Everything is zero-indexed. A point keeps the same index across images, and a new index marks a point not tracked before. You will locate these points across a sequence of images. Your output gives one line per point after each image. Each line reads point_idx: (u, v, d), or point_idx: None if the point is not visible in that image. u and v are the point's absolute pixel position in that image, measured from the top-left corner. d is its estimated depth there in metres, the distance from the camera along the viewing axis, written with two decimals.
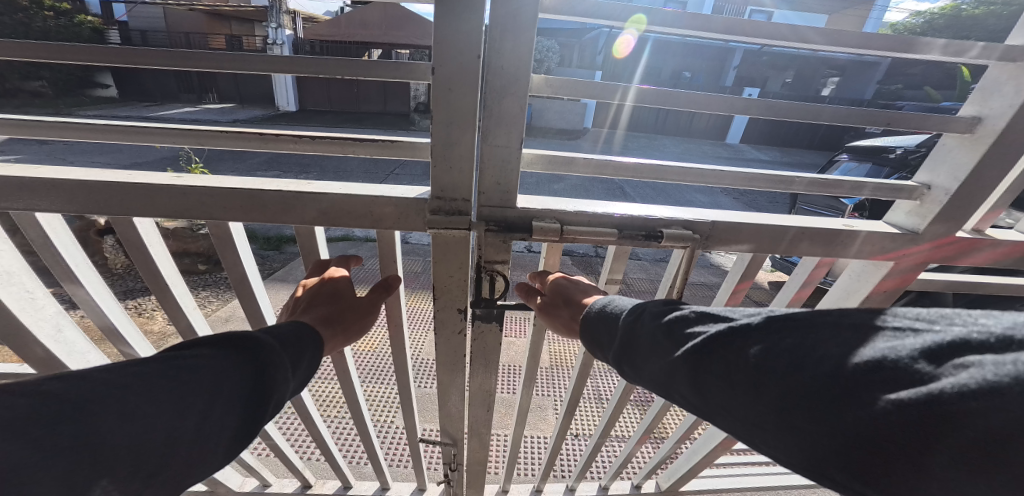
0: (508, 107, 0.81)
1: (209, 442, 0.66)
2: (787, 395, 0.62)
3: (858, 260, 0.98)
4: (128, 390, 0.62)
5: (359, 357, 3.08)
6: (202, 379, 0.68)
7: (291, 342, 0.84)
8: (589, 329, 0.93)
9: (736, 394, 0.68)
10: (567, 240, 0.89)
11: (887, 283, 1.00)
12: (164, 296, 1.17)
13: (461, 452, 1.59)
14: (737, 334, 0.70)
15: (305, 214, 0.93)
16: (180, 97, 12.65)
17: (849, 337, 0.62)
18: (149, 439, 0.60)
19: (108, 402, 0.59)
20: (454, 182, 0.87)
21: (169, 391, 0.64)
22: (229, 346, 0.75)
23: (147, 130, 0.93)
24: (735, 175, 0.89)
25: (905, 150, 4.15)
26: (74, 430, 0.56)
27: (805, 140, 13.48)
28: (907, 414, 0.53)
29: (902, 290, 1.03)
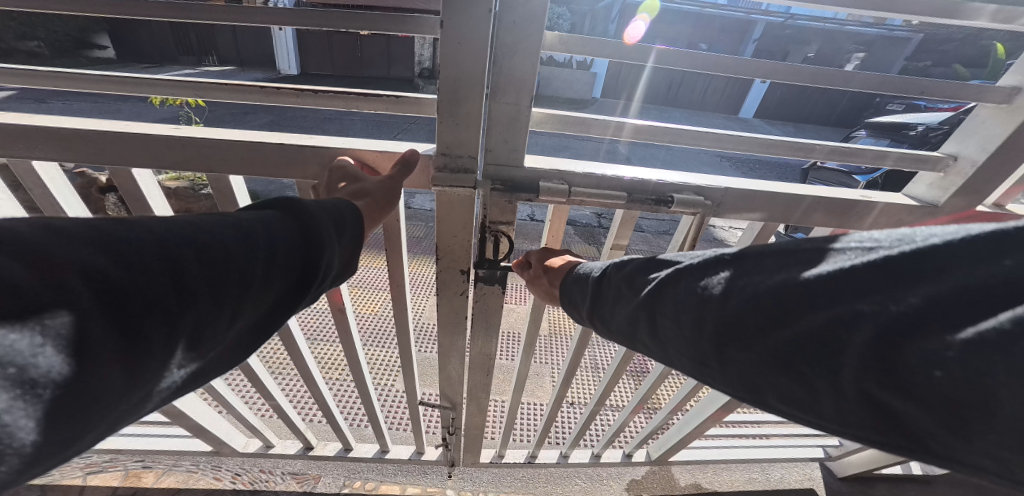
0: (518, 62, 0.77)
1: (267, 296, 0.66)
2: (716, 331, 0.65)
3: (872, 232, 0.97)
4: (190, 265, 0.56)
5: (361, 320, 3.11)
6: (260, 269, 0.63)
7: (327, 209, 0.77)
8: (568, 290, 0.99)
9: (681, 337, 0.71)
10: (573, 202, 0.87)
11: None
12: None
13: (460, 416, 1.62)
14: (679, 277, 0.74)
15: (308, 168, 0.90)
16: (179, 59, 12.30)
17: (764, 267, 0.64)
18: (219, 287, 0.58)
19: (170, 249, 0.55)
20: (459, 139, 0.84)
21: (224, 243, 0.60)
22: (280, 229, 0.68)
23: (142, 81, 0.89)
24: (753, 141, 0.86)
25: (928, 127, 4.06)
26: (148, 274, 0.52)
27: (818, 120, 13.17)
28: (810, 333, 0.56)
29: None
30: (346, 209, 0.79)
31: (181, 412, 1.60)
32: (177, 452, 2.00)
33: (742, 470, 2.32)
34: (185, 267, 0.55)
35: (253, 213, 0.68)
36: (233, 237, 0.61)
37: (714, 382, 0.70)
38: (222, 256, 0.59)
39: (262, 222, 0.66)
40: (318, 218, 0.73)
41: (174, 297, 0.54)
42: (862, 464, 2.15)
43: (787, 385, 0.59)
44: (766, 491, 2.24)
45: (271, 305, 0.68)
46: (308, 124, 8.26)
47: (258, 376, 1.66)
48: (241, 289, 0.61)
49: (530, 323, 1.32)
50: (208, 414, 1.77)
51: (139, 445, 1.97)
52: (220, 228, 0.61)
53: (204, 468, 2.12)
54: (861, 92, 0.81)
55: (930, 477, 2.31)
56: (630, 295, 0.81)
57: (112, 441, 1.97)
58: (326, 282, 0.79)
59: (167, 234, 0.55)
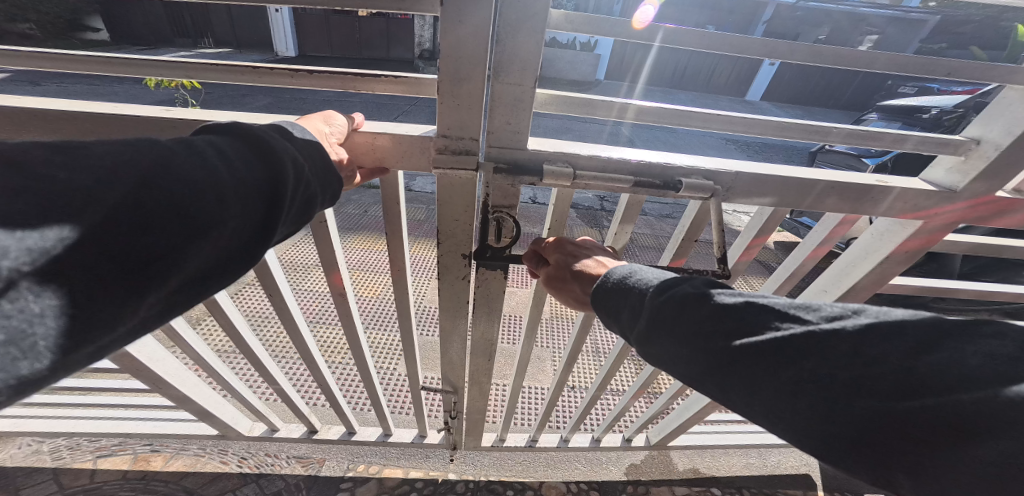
0: (523, 39, 0.73)
1: (249, 216, 0.68)
2: (746, 365, 0.68)
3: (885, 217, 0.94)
4: (156, 183, 0.60)
5: (363, 304, 3.11)
6: (230, 191, 0.65)
7: (304, 148, 0.75)
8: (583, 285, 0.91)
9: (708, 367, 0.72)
10: (578, 186, 0.85)
11: (913, 242, 0.96)
12: None
13: (461, 400, 1.62)
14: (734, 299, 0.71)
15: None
16: (174, 40, 12.07)
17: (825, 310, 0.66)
18: (190, 200, 0.62)
19: (134, 168, 0.59)
20: (460, 119, 0.81)
21: (187, 165, 0.63)
22: (234, 153, 0.69)
23: (130, 60, 0.85)
24: (767, 123, 0.82)
25: (941, 110, 3.97)
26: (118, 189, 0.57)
27: (825, 104, 12.97)
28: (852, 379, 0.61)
29: (926, 250, 1.00)
30: (312, 147, 0.76)
31: (185, 396, 1.60)
32: (183, 436, 2.02)
33: (740, 454, 2.35)
34: (139, 185, 0.59)
35: (217, 144, 0.69)
36: (194, 162, 0.63)
37: (724, 402, 0.73)
38: (187, 179, 0.62)
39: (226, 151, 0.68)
40: (275, 140, 0.71)
41: (133, 216, 0.58)
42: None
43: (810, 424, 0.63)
44: (763, 474, 2.27)
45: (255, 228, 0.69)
46: (306, 106, 8.13)
47: (260, 360, 1.66)
48: (202, 220, 0.62)
49: (532, 309, 1.31)
50: (213, 398, 1.77)
51: (146, 428, 1.99)
52: (167, 149, 0.62)
53: (211, 452, 2.14)
54: (884, 72, 0.78)
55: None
56: (646, 309, 0.78)
57: (119, 425, 1.98)
58: (316, 200, 0.78)
59: (134, 157, 0.60)
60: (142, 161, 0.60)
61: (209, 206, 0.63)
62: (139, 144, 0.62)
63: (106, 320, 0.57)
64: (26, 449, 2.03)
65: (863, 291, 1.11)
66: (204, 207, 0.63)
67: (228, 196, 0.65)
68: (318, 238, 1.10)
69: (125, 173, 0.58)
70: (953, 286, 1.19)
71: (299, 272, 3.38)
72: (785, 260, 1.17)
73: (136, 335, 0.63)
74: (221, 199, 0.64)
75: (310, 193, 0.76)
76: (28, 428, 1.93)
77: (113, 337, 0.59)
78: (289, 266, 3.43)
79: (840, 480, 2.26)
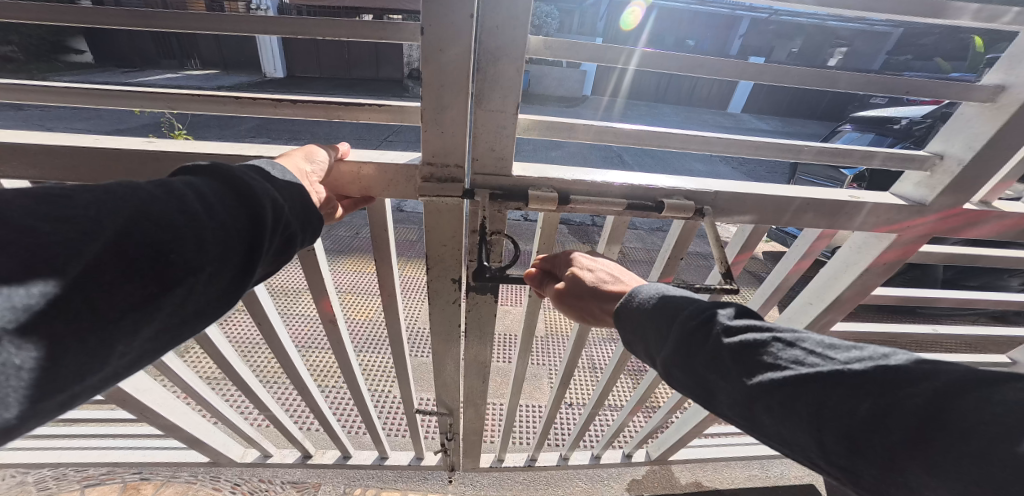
0: (503, 66, 0.75)
1: (228, 263, 0.67)
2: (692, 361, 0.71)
3: (861, 231, 0.96)
4: (138, 233, 0.60)
5: (355, 326, 3.09)
6: (212, 239, 0.65)
7: (288, 191, 0.75)
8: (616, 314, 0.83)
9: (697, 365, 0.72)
10: (565, 209, 0.87)
11: (889, 254, 0.98)
12: None
13: (457, 422, 1.61)
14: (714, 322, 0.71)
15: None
16: (161, 64, 12.05)
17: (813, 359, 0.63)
18: (172, 250, 0.62)
19: (118, 215, 0.60)
20: (446, 146, 0.82)
21: (172, 211, 0.63)
22: (215, 195, 0.69)
23: (112, 92, 0.86)
24: (742, 142, 0.85)
25: (911, 121, 4.13)
26: (101, 240, 0.58)
27: (805, 113, 13.30)
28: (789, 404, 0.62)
29: (903, 262, 1.02)
30: (296, 191, 0.77)
31: (174, 424, 1.57)
32: (173, 464, 1.97)
33: (742, 466, 2.35)
34: (124, 231, 0.59)
35: (203, 186, 0.69)
36: (180, 209, 0.64)
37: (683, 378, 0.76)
38: (172, 228, 0.63)
39: (212, 195, 0.68)
40: (255, 181, 0.72)
41: (115, 265, 0.58)
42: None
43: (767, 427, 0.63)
44: (765, 486, 2.26)
45: (232, 276, 0.69)
46: (295, 129, 8.14)
47: (251, 387, 1.64)
48: (181, 267, 0.63)
49: (525, 330, 1.32)
50: (203, 425, 1.74)
51: (134, 457, 1.94)
52: (148, 195, 0.63)
53: (203, 478, 2.09)
54: (850, 91, 0.80)
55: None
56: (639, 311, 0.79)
57: (105, 453, 1.92)
58: (300, 238, 0.78)
59: (120, 204, 0.60)
60: (125, 208, 0.61)
61: (191, 256, 0.63)
62: (120, 190, 0.62)
63: (76, 369, 0.56)
64: (8, 481, 1.96)
65: (846, 303, 1.13)
66: (184, 252, 0.63)
67: (207, 240, 0.65)
68: (307, 266, 1.10)
69: (107, 220, 0.59)
70: (932, 295, 1.22)
71: (290, 297, 3.36)
72: (770, 274, 1.20)
73: (105, 383, 0.62)
74: (201, 245, 0.65)
75: (291, 237, 0.76)
76: (9, 460, 1.87)
77: (83, 384, 0.59)
78: (280, 291, 3.40)
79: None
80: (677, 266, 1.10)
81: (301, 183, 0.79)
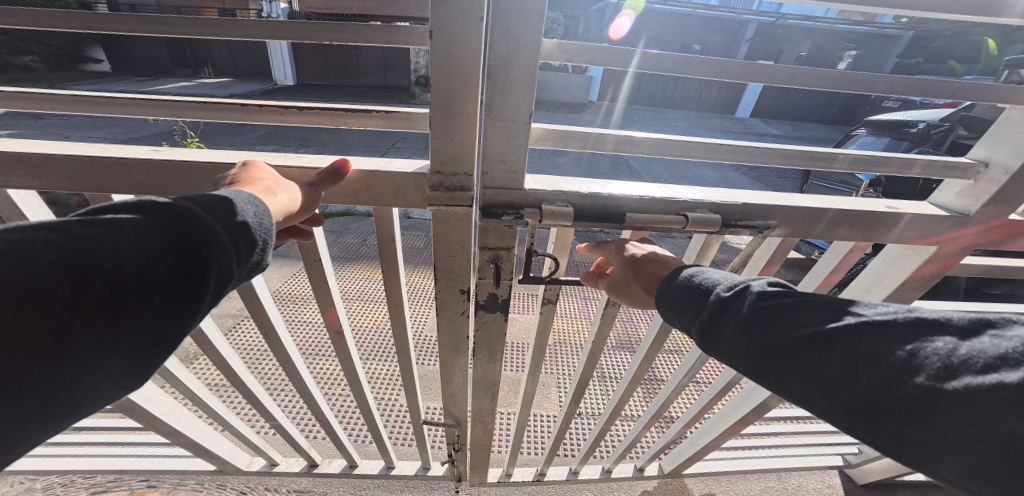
0: (516, 71, 0.72)
1: (161, 305, 0.62)
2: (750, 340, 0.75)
3: (896, 244, 0.92)
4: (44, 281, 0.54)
5: (361, 335, 3.06)
6: (143, 278, 0.61)
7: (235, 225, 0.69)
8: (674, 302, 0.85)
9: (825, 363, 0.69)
10: (579, 226, 0.83)
11: (926, 268, 0.93)
12: None
13: (465, 433, 1.56)
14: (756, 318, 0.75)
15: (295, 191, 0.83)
16: (174, 72, 12.28)
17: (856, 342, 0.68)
18: (87, 293, 0.56)
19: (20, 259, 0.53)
20: (455, 154, 0.79)
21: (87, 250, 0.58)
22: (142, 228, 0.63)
23: (117, 100, 0.83)
24: (771, 151, 0.80)
25: (927, 124, 4.05)
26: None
27: (815, 117, 13.17)
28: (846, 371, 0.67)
29: (942, 275, 0.97)
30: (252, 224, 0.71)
31: (180, 433, 1.53)
32: (180, 472, 1.93)
33: (759, 478, 2.26)
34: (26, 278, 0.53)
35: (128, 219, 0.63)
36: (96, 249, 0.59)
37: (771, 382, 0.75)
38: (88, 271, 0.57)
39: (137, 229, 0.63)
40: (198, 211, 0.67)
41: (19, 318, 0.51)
42: (882, 471, 2.09)
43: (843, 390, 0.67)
44: None
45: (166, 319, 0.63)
46: (303, 135, 8.21)
47: (257, 396, 1.60)
48: (100, 315, 0.57)
49: (535, 345, 1.27)
50: (207, 433, 1.68)
51: (142, 465, 1.90)
52: (112, 245, 0.60)
53: (209, 487, 2.04)
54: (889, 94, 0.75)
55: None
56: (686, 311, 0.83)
57: (113, 461, 1.87)
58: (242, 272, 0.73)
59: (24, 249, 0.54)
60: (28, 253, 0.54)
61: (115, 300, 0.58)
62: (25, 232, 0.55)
63: None
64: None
65: None
66: (104, 297, 0.58)
67: (135, 278, 0.60)
68: (314, 276, 1.08)
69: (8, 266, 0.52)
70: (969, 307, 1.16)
71: (297, 304, 3.34)
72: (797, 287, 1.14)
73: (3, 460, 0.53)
74: (129, 287, 0.60)
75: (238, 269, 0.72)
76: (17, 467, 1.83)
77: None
78: (287, 298, 3.40)
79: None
80: None
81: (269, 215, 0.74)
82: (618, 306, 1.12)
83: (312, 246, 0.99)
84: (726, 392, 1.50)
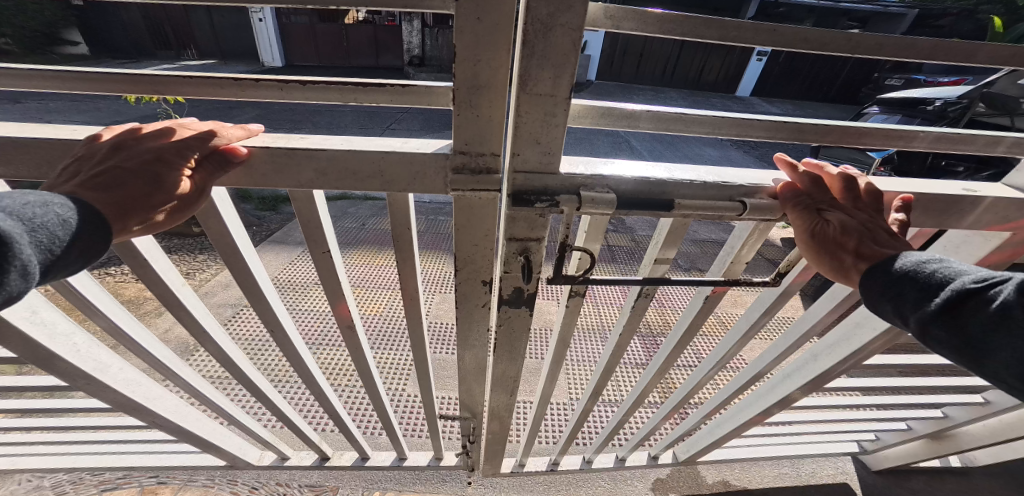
0: (557, 37, 0.63)
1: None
2: (913, 292, 0.71)
3: (968, 230, 0.88)
4: None
5: (370, 323, 3.00)
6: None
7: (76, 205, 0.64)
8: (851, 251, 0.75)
9: (961, 312, 0.68)
10: (619, 215, 0.76)
11: (994, 256, 0.91)
12: (145, 273, 0.93)
13: (481, 426, 1.53)
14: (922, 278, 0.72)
15: (299, 177, 0.74)
16: (155, 55, 11.86)
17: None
18: None
19: None
20: (481, 133, 0.71)
21: None
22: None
23: (93, 74, 0.71)
24: (836, 129, 0.73)
25: (944, 102, 4.31)
26: None
27: (814, 97, 13.06)
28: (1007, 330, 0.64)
29: (1009, 263, 0.94)
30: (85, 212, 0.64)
31: (187, 431, 1.48)
32: (189, 467, 1.88)
33: (772, 465, 2.27)
34: None
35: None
36: None
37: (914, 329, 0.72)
38: None
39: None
40: (46, 202, 0.63)
41: None
42: (898, 458, 2.11)
43: (989, 347, 0.66)
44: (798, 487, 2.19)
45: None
46: (295, 117, 7.97)
47: (263, 390, 1.54)
48: None
49: (558, 338, 1.21)
50: (215, 429, 1.63)
51: (149, 461, 1.85)
52: None
53: (220, 482, 2.01)
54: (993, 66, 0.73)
55: (963, 462, 2.25)
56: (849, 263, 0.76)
57: (119, 458, 1.83)
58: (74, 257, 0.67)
59: None
60: None
61: None
62: None
63: None
64: (25, 486, 1.87)
65: None
66: None
67: None
68: (324, 269, 1.00)
69: None
70: None
71: (298, 292, 3.27)
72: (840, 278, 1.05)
73: None
74: None
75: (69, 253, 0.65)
76: (24, 465, 1.79)
77: None
78: (287, 286, 3.31)
79: (877, 489, 2.19)
80: (739, 270, 0.98)
81: (131, 200, 0.66)
82: (649, 298, 1.07)
83: (321, 237, 0.91)
84: (751, 384, 1.46)
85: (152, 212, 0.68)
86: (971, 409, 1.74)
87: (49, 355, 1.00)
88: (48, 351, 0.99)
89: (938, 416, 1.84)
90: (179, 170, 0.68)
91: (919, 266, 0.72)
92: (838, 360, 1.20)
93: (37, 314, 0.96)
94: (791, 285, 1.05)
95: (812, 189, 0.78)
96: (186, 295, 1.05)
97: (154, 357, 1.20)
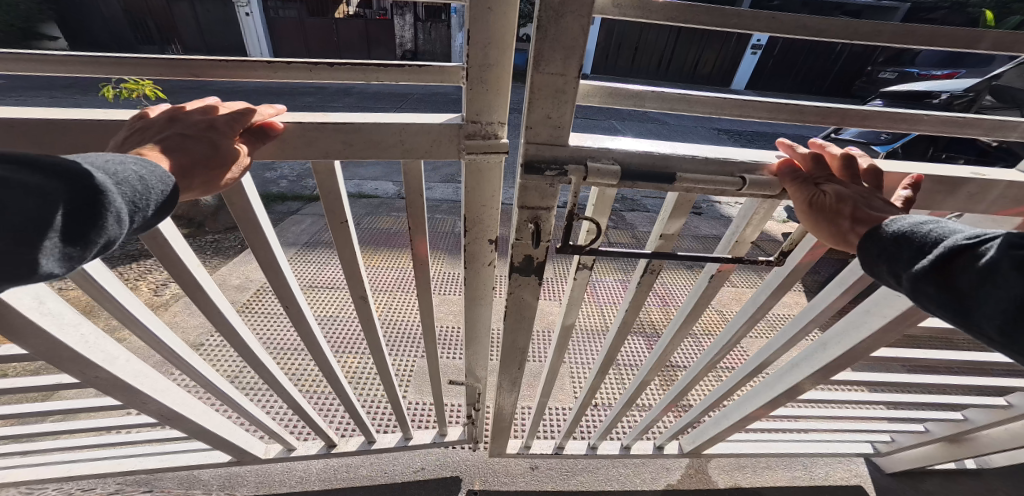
0: (568, 21, 0.62)
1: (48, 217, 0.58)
2: (904, 253, 0.72)
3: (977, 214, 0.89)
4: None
5: (390, 326, 3.01)
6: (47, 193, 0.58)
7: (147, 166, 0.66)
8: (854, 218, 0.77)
9: (951, 271, 0.69)
10: (624, 186, 0.77)
11: None
12: (165, 253, 0.91)
13: (484, 390, 1.53)
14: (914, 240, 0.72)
15: (326, 148, 0.73)
16: (140, 50, 11.59)
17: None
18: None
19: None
20: (491, 105, 0.71)
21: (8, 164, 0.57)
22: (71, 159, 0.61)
23: (91, 59, 0.69)
24: (842, 112, 0.74)
25: (950, 94, 4.41)
26: None
27: (809, 91, 13.13)
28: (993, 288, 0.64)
29: None
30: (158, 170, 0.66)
31: (196, 424, 1.46)
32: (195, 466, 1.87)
33: (783, 467, 2.29)
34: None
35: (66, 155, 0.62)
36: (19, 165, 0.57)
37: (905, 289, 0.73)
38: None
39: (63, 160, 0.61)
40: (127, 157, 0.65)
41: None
42: (913, 461, 2.15)
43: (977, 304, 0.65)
44: (810, 487, 2.22)
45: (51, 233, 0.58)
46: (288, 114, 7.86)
47: (278, 381, 1.53)
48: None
49: (562, 326, 1.26)
50: (224, 425, 1.62)
51: (152, 463, 1.84)
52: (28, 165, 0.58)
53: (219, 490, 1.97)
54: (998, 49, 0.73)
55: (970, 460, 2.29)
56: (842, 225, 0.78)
57: (120, 463, 1.82)
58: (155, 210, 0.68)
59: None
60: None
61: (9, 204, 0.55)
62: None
63: None
64: None
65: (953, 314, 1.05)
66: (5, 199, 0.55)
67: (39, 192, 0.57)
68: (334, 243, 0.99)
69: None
70: None
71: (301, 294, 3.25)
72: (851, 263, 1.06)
73: None
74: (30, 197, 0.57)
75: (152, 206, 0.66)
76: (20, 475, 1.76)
77: None
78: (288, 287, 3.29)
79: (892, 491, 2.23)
80: (744, 249, 0.98)
81: (195, 163, 0.69)
82: (655, 274, 1.07)
83: (339, 209, 0.90)
84: (754, 376, 1.48)
85: (205, 177, 0.70)
86: (993, 412, 1.78)
87: (59, 347, 0.99)
88: (58, 342, 0.97)
89: (958, 419, 1.88)
90: (232, 138, 0.71)
91: (912, 229, 0.73)
92: (845, 350, 1.22)
93: (46, 305, 0.94)
94: (798, 265, 1.04)
95: (812, 166, 0.81)
96: (203, 275, 1.01)
97: (166, 348, 1.19)
